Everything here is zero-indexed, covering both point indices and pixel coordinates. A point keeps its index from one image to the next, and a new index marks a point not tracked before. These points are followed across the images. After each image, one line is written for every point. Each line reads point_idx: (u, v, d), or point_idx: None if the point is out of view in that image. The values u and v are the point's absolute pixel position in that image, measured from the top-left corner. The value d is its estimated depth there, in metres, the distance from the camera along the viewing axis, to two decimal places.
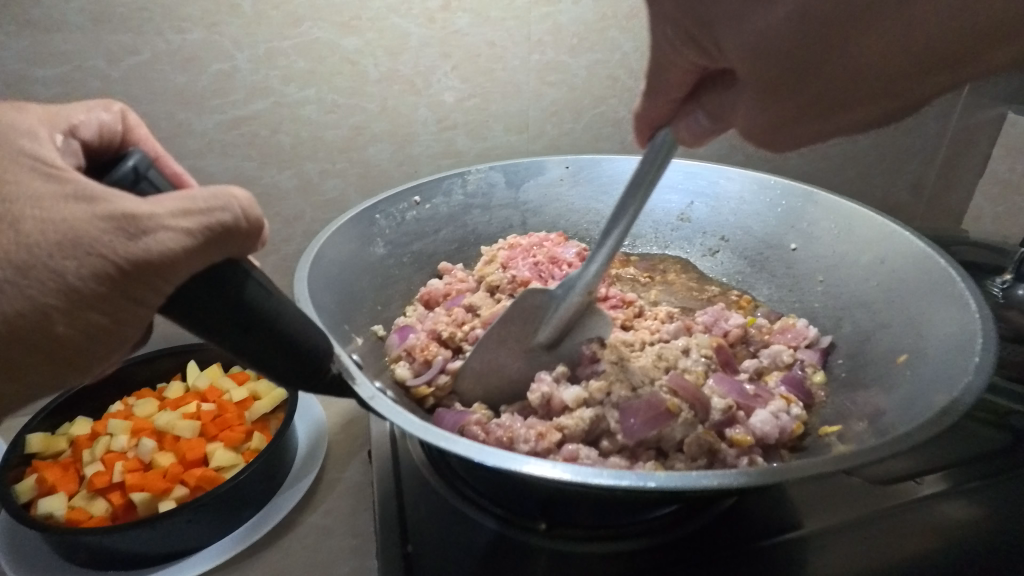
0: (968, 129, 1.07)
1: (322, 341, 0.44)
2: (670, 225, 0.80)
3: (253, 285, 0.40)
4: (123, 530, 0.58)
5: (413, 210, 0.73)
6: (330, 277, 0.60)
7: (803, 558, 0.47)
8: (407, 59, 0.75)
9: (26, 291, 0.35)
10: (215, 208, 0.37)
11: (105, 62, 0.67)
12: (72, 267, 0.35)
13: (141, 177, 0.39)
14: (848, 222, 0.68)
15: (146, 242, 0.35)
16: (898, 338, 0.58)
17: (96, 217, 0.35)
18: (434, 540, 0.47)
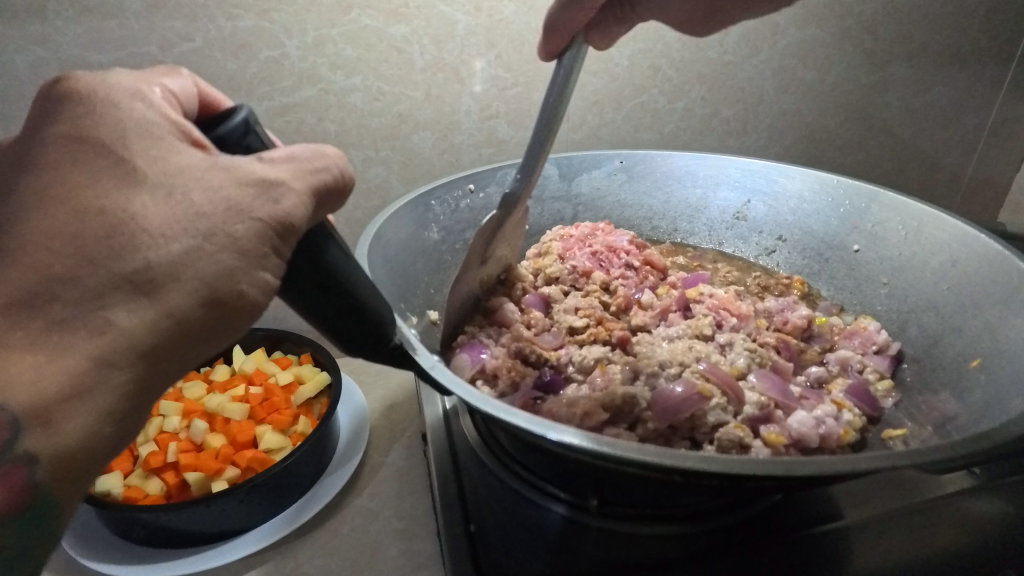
0: (1007, 122, 1.06)
1: (385, 311, 0.44)
2: (725, 223, 0.79)
3: (335, 248, 0.40)
4: (180, 507, 0.59)
5: (468, 198, 0.74)
6: (389, 256, 0.61)
7: (850, 547, 0.46)
8: (452, 47, 0.76)
9: (216, 255, 0.32)
10: (320, 166, 0.37)
11: (159, 48, 0.67)
12: (241, 232, 0.33)
13: (250, 131, 0.38)
14: (913, 222, 0.64)
15: (283, 204, 0.35)
16: (972, 341, 0.54)
17: (238, 183, 0.33)
18: (495, 519, 0.48)
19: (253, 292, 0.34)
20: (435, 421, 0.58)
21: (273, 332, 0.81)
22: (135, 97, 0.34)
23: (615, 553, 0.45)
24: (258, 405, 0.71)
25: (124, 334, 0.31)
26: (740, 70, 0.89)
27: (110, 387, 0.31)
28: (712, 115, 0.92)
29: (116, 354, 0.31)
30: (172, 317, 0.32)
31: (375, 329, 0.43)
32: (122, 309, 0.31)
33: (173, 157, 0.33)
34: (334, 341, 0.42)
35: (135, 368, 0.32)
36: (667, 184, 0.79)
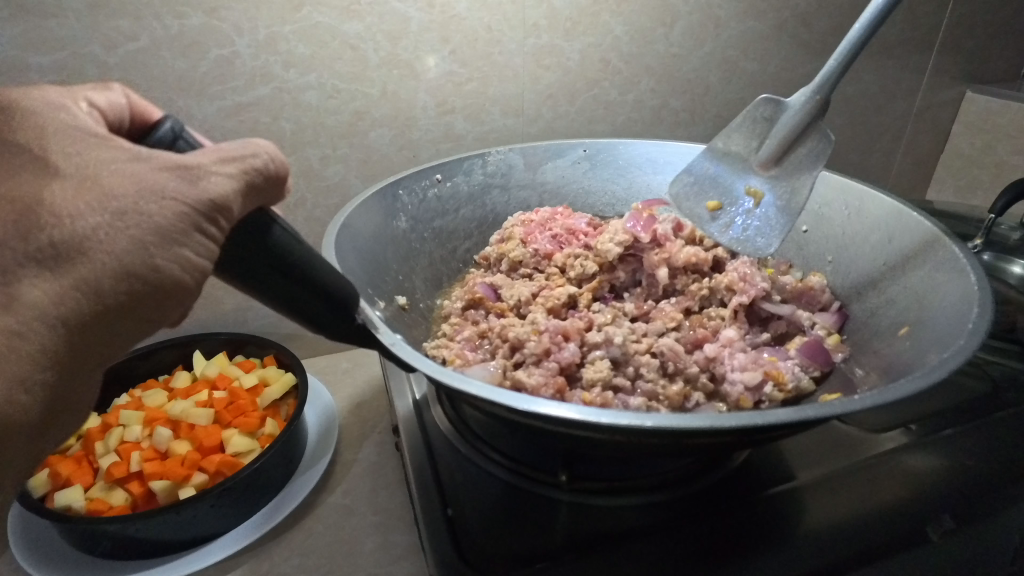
0: (932, 107, 1.14)
1: (350, 290, 0.44)
2: None
3: (282, 230, 0.40)
4: (148, 516, 0.58)
5: (435, 187, 0.74)
6: (359, 243, 0.61)
7: (803, 505, 0.50)
8: (407, 43, 0.76)
9: (126, 232, 0.34)
10: (248, 154, 0.39)
11: (102, 48, 0.65)
12: (156, 210, 0.34)
13: (179, 136, 0.39)
14: (854, 202, 0.69)
15: (206, 183, 0.36)
16: (900, 310, 0.58)
17: (155, 167, 0.35)
18: (471, 500, 0.49)
19: (168, 266, 0.35)
20: (407, 412, 0.59)
21: (235, 336, 0.79)
22: (57, 108, 0.38)
23: (585, 525, 0.47)
24: (224, 409, 0.70)
25: (30, 305, 0.32)
26: (686, 62, 0.92)
27: (20, 358, 0.33)
28: (662, 106, 0.95)
29: (23, 324, 0.33)
30: (80, 290, 0.33)
31: (341, 308, 0.43)
32: (28, 282, 0.32)
33: (87, 151, 0.35)
34: (306, 323, 0.42)
35: (41, 334, 0.33)
36: (630, 170, 0.83)
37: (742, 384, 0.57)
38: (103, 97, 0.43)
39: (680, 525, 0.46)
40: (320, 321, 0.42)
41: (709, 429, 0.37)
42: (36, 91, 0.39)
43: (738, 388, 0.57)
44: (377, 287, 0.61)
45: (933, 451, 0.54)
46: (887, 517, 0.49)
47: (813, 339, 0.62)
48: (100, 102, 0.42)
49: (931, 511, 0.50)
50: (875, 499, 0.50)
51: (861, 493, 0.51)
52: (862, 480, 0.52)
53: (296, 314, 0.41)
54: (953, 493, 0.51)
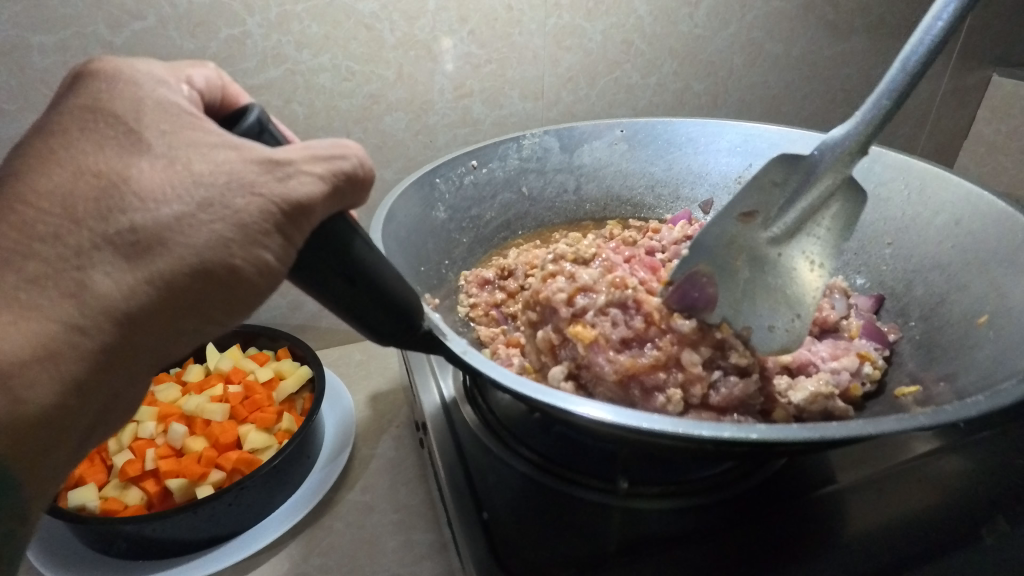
0: (957, 91, 1.11)
1: (413, 296, 0.40)
2: (727, 188, 0.77)
3: (362, 242, 0.37)
4: (164, 516, 0.56)
5: (471, 174, 0.72)
6: (402, 236, 0.59)
7: (848, 508, 0.48)
8: (424, 23, 0.73)
9: (207, 224, 0.33)
10: (335, 155, 0.36)
11: (107, 28, 0.62)
12: (241, 204, 0.33)
13: (265, 129, 0.37)
14: (918, 182, 0.65)
15: (292, 184, 0.34)
16: (976, 298, 0.55)
17: (247, 161, 0.33)
18: (506, 503, 0.47)
19: (245, 266, 0.34)
20: (433, 409, 0.56)
21: (246, 328, 0.77)
22: (156, 83, 0.36)
23: (631, 530, 0.45)
24: (239, 404, 0.68)
25: (99, 296, 0.32)
26: (710, 43, 0.89)
27: (80, 355, 0.32)
28: (684, 89, 0.92)
29: (87, 317, 0.32)
30: (150, 285, 0.32)
31: (403, 316, 0.39)
32: (98, 271, 0.32)
33: (186, 133, 0.34)
34: (365, 332, 0.38)
35: (105, 332, 0.32)
36: (669, 151, 0.78)
37: (844, 370, 0.55)
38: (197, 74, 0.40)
39: (727, 530, 0.45)
40: (380, 332, 0.39)
41: (806, 438, 0.36)
42: (140, 66, 0.37)
43: (844, 377, 0.55)
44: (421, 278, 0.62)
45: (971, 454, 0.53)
46: (933, 524, 0.47)
47: (869, 324, 0.61)
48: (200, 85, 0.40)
49: (978, 518, 0.48)
50: (921, 502, 0.49)
51: (905, 498, 0.49)
52: (905, 484, 0.50)
53: (360, 326, 0.37)
54: (990, 493, 0.50)
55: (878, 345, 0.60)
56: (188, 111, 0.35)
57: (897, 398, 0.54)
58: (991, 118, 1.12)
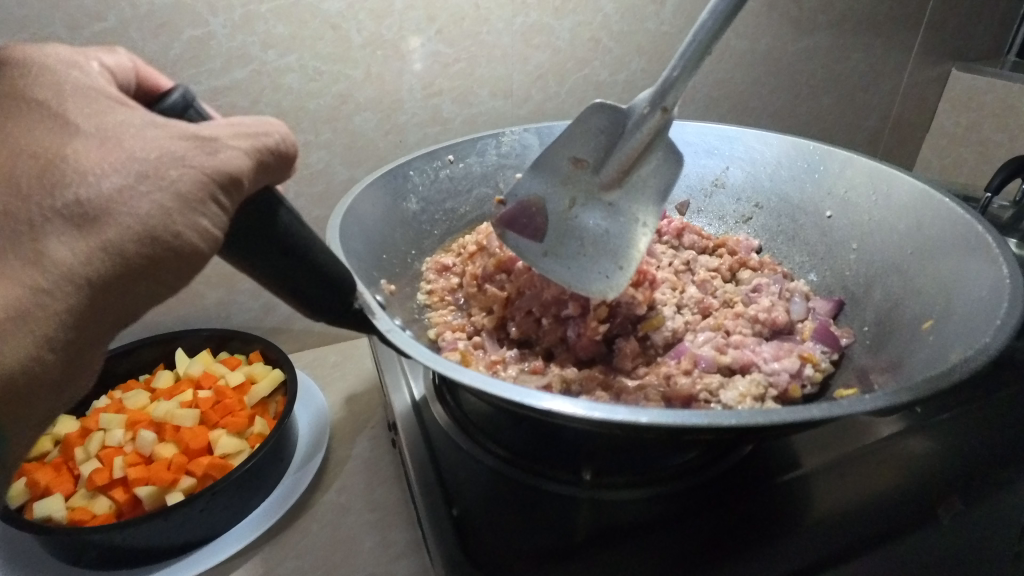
0: (918, 85, 1.14)
1: (349, 277, 0.43)
2: (704, 190, 0.80)
3: (289, 213, 0.39)
4: (134, 524, 0.55)
5: (447, 169, 0.72)
6: (366, 230, 0.60)
7: (812, 494, 0.49)
8: (391, 22, 0.73)
9: (151, 197, 0.32)
10: (260, 132, 0.38)
11: (65, 29, 0.61)
12: (175, 175, 0.33)
13: (190, 105, 0.38)
14: (884, 186, 0.66)
15: (220, 156, 0.35)
16: (925, 300, 0.56)
17: (173, 136, 0.34)
18: (476, 499, 0.47)
19: (188, 233, 0.33)
20: (404, 408, 0.56)
21: (218, 332, 0.76)
22: (69, 65, 0.37)
23: (599, 521, 0.46)
24: (210, 408, 0.67)
25: (55, 264, 0.31)
26: (677, 40, 0.90)
27: (39, 322, 0.30)
28: (652, 86, 0.93)
29: (47, 281, 0.31)
30: (103, 253, 0.31)
31: (340, 290, 0.42)
32: (53, 241, 0.31)
33: (141, 129, 0.33)
34: (302, 309, 0.40)
35: (65, 296, 0.31)
36: None
37: (785, 372, 0.57)
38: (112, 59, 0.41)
39: (693, 519, 0.46)
40: (319, 309, 0.41)
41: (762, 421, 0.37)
42: (47, 49, 0.38)
43: (783, 378, 0.57)
44: (381, 265, 0.62)
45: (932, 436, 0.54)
46: (893, 505, 0.49)
47: (821, 326, 0.63)
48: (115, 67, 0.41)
49: (937, 497, 0.49)
50: (881, 485, 0.50)
51: (866, 481, 0.50)
52: (866, 467, 0.51)
53: (302, 305, 0.40)
54: (948, 474, 0.51)
55: (828, 347, 0.62)
56: (107, 93, 0.36)
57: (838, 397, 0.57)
58: (952, 111, 1.16)
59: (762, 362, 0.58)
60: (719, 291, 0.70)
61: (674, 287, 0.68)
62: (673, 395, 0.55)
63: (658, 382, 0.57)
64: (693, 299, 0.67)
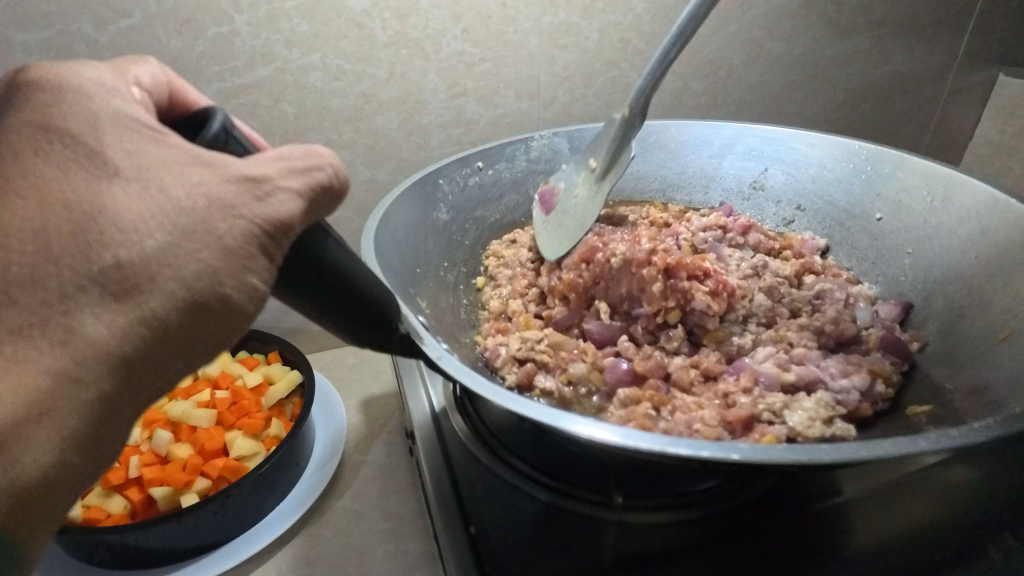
0: (961, 90, 1.10)
1: (391, 300, 0.41)
2: (742, 193, 0.77)
3: (335, 244, 0.37)
4: (148, 526, 0.54)
5: (477, 175, 0.71)
6: (399, 240, 0.59)
7: (850, 524, 0.46)
8: (417, 21, 0.72)
9: (194, 254, 0.30)
10: (311, 167, 0.35)
11: (92, 26, 0.61)
12: (224, 229, 0.31)
13: (230, 137, 0.36)
14: (942, 189, 0.63)
15: (271, 202, 0.33)
16: (997, 312, 0.53)
17: (223, 179, 0.32)
18: (494, 515, 0.46)
19: (237, 295, 0.32)
20: (422, 417, 0.55)
21: (237, 331, 0.76)
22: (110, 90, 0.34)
23: (618, 545, 0.44)
24: (226, 410, 0.67)
25: (92, 343, 0.29)
26: (709, 41, 0.87)
27: (80, 403, 0.29)
28: (682, 89, 0.90)
29: (79, 368, 0.29)
30: (147, 324, 0.30)
31: (382, 322, 0.40)
32: (88, 315, 0.29)
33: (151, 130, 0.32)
34: (342, 334, 0.39)
35: (104, 380, 0.30)
36: (684, 154, 0.78)
37: (856, 391, 0.53)
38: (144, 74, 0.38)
39: (722, 549, 0.43)
40: (360, 338, 0.40)
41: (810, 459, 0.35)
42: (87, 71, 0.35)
43: (853, 397, 0.53)
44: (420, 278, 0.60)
45: (977, 465, 0.51)
46: (936, 540, 0.46)
47: (887, 334, 0.58)
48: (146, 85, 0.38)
49: (987, 532, 0.46)
50: (924, 517, 0.47)
51: (907, 511, 0.47)
52: (907, 497, 0.48)
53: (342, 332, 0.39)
54: (997, 506, 0.48)
55: (896, 359, 0.57)
56: (150, 125, 0.33)
57: (907, 416, 0.53)
58: (996, 118, 1.11)
59: (829, 379, 0.54)
60: (786, 298, 0.64)
61: (739, 291, 0.63)
62: (733, 417, 0.50)
63: (715, 400, 0.53)
64: (762, 308, 0.62)
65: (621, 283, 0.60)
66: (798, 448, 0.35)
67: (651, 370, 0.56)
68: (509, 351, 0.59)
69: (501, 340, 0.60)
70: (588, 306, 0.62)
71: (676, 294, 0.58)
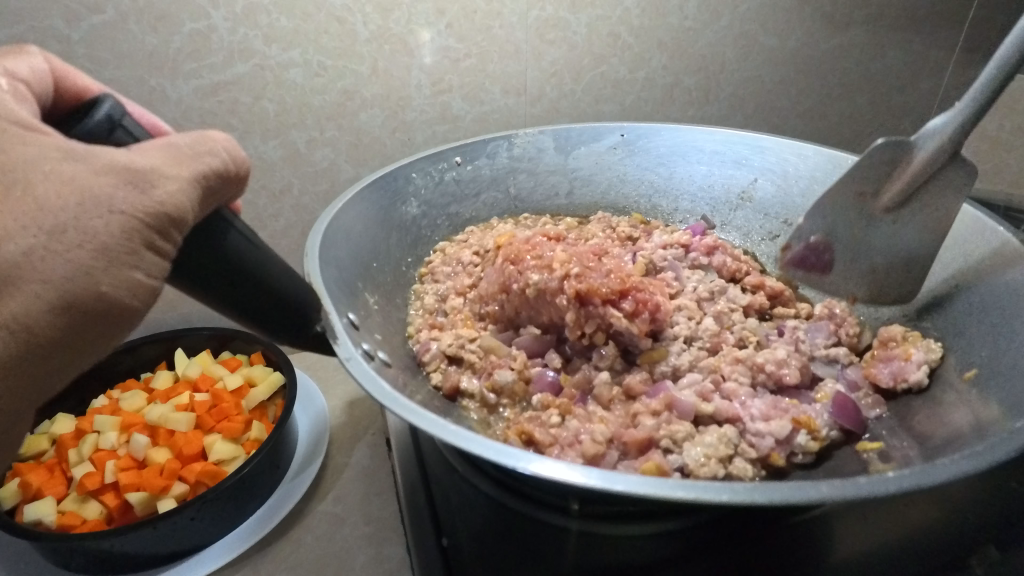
0: (960, 84, 1.08)
1: (305, 292, 0.42)
2: (729, 204, 0.75)
3: (237, 234, 0.38)
4: (123, 532, 0.54)
5: (453, 171, 0.71)
6: (354, 233, 0.59)
7: (833, 534, 0.45)
8: (399, 16, 0.70)
9: (65, 258, 0.30)
10: (203, 152, 0.36)
11: (63, 22, 0.59)
12: (99, 227, 0.31)
13: (117, 126, 0.36)
14: None
15: (157, 195, 0.33)
16: (970, 347, 0.53)
17: (97, 173, 0.31)
18: (467, 527, 0.45)
19: (114, 292, 0.32)
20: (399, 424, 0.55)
21: (220, 331, 0.75)
22: None
23: (593, 558, 0.43)
24: (206, 412, 0.66)
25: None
26: (700, 36, 0.86)
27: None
28: (674, 84, 0.89)
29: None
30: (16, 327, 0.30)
31: (294, 312, 0.41)
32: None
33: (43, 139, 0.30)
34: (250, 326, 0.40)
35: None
36: (670, 159, 0.76)
37: (771, 436, 0.50)
38: (13, 61, 0.39)
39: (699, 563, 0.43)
40: (276, 330, 0.41)
41: (750, 501, 0.33)
42: None
43: (767, 443, 0.50)
44: (369, 274, 0.60)
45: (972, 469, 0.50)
46: (920, 551, 0.44)
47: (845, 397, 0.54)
48: (21, 72, 0.39)
49: (969, 543, 0.45)
50: (910, 525, 0.46)
51: (892, 520, 0.46)
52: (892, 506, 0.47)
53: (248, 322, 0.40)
54: (988, 515, 0.47)
55: (843, 420, 0.53)
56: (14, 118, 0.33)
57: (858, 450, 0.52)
58: (995, 114, 1.09)
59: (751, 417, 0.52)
60: (737, 327, 0.63)
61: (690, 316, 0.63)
62: (628, 439, 0.50)
63: (620, 420, 0.52)
64: (709, 331, 0.61)
65: (543, 312, 0.58)
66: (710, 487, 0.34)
67: (576, 384, 0.57)
68: (440, 346, 0.58)
69: (434, 335, 0.60)
70: (514, 321, 0.61)
71: (593, 319, 0.56)
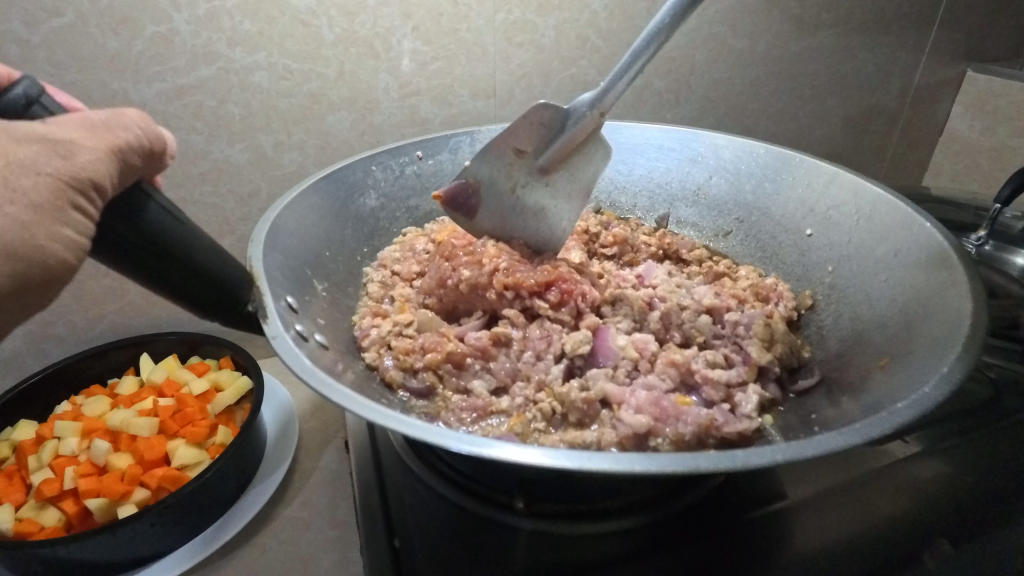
0: (929, 85, 1.09)
1: (236, 272, 0.44)
2: (685, 200, 0.77)
3: (157, 207, 0.40)
4: (79, 539, 0.53)
5: (414, 165, 0.71)
6: (307, 222, 0.59)
7: (784, 529, 0.45)
8: (364, 19, 0.70)
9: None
10: (117, 127, 0.38)
11: (22, 25, 0.59)
12: (26, 184, 0.32)
13: (34, 101, 0.36)
14: (865, 206, 0.62)
15: (76, 159, 0.34)
16: (889, 339, 0.51)
17: (19, 139, 0.32)
18: (420, 527, 0.46)
19: (51, 247, 0.32)
20: (358, 426, 0.56)
21: (189, 335, 0.74)
22: None
23: (541, 558, 0.43)
24: (170, 418, 0.65)
25: None
26: (670, 39, 0.86)
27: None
28: (644, 87, 0.89)
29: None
30: None
31: (231, 290, 0.44)
32: None
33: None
34: (188, 305, 0.43)
35: None
36: (631, 156, 0.77)
37: (635, 423, 0.49)
38: None
39: (650, 557, 0.43)
40: (205, 306, 0.43)
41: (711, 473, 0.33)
42: None
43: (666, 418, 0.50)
44: (317, 265, 0.59)
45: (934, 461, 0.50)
46: (870, 542, 0.45)
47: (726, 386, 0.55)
48: None
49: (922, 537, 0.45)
50: (862, 518, 0.46)
51: (846, 515, 0.47)
52: (847, 500, 0.48)
53: (189, 302, 0.42)
54: (941, 506, 0.47)
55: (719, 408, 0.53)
56: None
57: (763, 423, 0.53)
58: (965, 115, 1.11)
59: (625, 405, 0.51)
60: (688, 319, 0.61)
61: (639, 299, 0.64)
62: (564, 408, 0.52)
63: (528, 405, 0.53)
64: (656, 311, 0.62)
65: (477, 303, 0.61)
66: (626, 459, 0.33)
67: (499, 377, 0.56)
68: (380, 333, 0.58)
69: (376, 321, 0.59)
70: (451, 314, 0.64)
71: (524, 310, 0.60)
